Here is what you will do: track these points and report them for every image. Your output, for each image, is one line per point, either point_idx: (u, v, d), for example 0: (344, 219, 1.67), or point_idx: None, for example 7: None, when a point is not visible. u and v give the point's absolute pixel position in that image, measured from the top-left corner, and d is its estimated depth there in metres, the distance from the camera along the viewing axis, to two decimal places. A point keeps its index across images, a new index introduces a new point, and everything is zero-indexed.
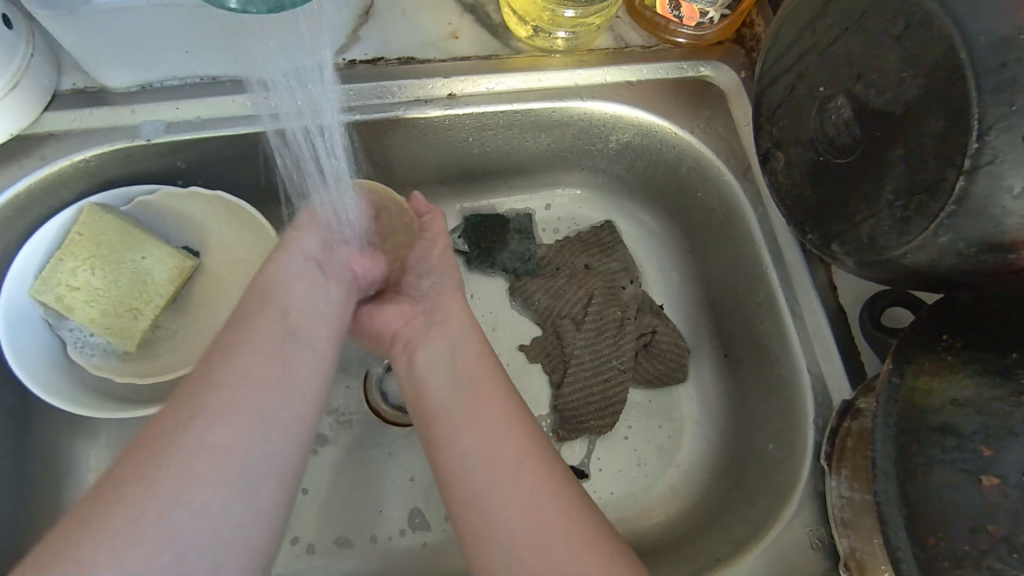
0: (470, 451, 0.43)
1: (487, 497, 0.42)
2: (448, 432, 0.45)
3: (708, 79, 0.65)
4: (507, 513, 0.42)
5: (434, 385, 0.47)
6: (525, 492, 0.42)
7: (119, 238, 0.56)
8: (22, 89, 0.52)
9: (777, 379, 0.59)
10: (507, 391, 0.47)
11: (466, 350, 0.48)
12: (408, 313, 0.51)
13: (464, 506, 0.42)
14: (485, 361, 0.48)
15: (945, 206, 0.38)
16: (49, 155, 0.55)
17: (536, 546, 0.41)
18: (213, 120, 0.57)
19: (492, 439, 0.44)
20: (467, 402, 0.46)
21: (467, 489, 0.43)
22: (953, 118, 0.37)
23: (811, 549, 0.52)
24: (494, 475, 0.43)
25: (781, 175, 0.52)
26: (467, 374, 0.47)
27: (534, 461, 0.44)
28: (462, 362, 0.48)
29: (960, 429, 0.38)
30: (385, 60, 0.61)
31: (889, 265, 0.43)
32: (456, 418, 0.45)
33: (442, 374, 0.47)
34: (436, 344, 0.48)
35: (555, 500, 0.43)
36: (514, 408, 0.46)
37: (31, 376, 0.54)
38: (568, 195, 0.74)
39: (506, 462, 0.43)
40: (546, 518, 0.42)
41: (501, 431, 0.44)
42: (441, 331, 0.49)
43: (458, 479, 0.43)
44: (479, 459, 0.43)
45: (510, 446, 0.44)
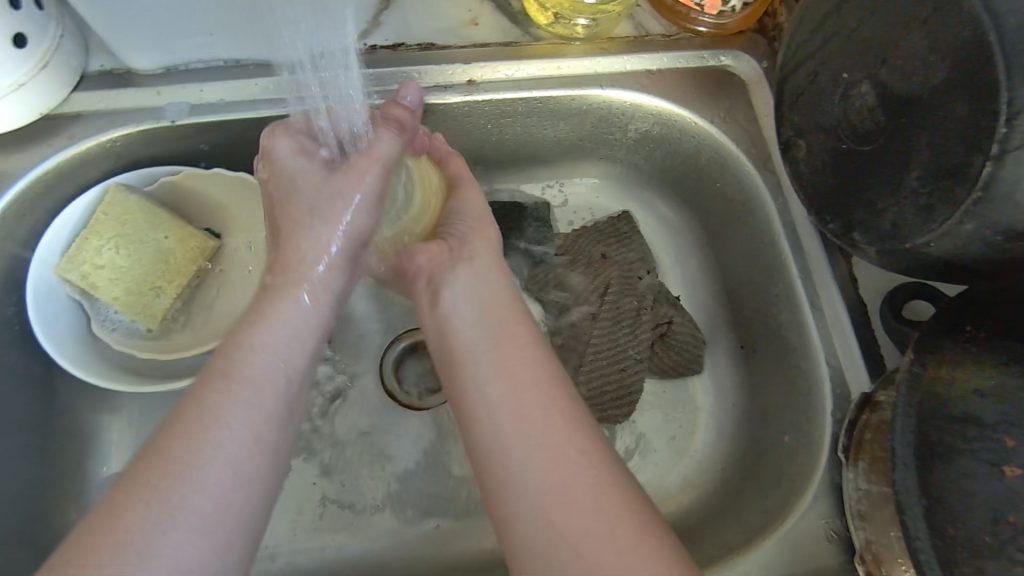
0: (497, 397, 0.43)
1: (512, 447, 0.42)
2: (472, 375, 0.45)
3: (729, 69, 0.64)
4: (530, 464, 0.41)
5: (460, 328, 0.47)
6: (555, 446, 0.41)
7: (142, 218, 0.58)
8: (51, 70, 0.53)
9: (793, 370, 0.59)
10: (533, 339, 0.46)
11: (491, 292, 0.49)
12: (434, 249, 0.51)
13: (489, 459, 0.42)
14: (513, 305, 0.48)
15: (970, 193, 0.38)
16: (77, 134, 0.57)
17: (560, 501, 0.39)
18: (236, 103, 0.58)
19: (522, 387, 0.43)
20: (492, 347, 0.45)
21: (490, 436, 0.42)
22: (981, 102, 0.37)
23: (826, 542, 0.51)
24: (519, 424, 0.42)
25: (802, 163, 0.51)
26: (494, 319, 0.47)
27: (562, 411, 0.43)
28: (487, 305, 0.48)
29: (981, 418, 0.38)
30: (405, 46, 0.61)
31: (911, 254, 0.43)
32: (480, 362, 0.45)
33: (466, 315, 0.47)
34: (460, 283, 0.49)
35: (589, 458, 0.41)
36: (545, 358, 0.45)
37: (58, 350, 0.55)
38: (585, 185, 0.73)
39: (536, 413, 0.42)
40: (576, 478, 0.40)
41: (510, 354, 0.45)
42: (467, 269, 0.50)
43: (454, 348, 0.46)
44: (501, 407, 0.43)
45: (538, 397, 0.43)
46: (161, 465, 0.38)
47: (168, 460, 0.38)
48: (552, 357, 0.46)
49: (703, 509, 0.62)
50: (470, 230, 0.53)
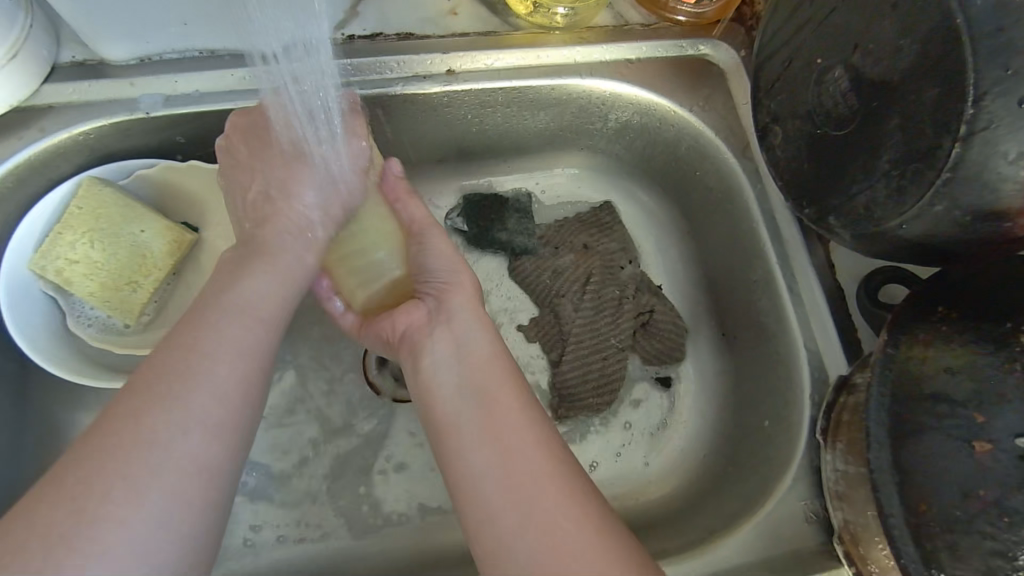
0: (485, 466, 0.43)
1: (503, 520, 0.41)
2: (460, 446, 0.44)
3: (707, 58, 0.65)
4: (522, 535, 0.40)
5: (444, 395, 0.47)
6: (546, 511, 0.41)
7: (118, 211, 0.57)
8: (21, 60, 0.52)
9: (773, 355, 0.60)
10: (521, 403, 0.46)
11: (474, 354, 0.48)
12: (417, 315, 0.50)
13: (481, 528, 0.42)
14: (499, 366, 0.48)
15: (939, 174, 0.38)
16: (49, 126, 0.56)
17: (555, 571, 0.39)
18: (212, 94, 0.57)
19: (511, 453, 0.43)
20: (479, 413, 0.45)
21: (480, 509, 0.42)
22: (949, 84, 0.38)
23: (805, 524, 0.52)
24: (511, 495, 0.42)
25: (779, 150, 0.51)
26: (477, 381, 0.47)
27: (553, 478, 0.42)
28: (472, 366, 0.48)
29: (952, 396, 0.38)
30: (383, 36, 0.61)
31: (885, 237, 0.43)
32: (467, 432, 0.45)
33: (450, 381, 0.47)
34: (442, 348, 0.48)
35: (584, 522, 0.41)
36: (534, 422, 0.45)
37: (33, 347, 0.55)
38: (567, 176, 0.74)
39: (526, 478, 0.42)
40: (571, 542, 0.40)
41: (499, 421, 0.45)
42: (448, 331, 0.49)
43: (441, 416, 0.46)
44: (491, 476, 0.43)
45: (528, 464, 0.43)
46: (109, 441, 0.39)
47: (116, 440, 0.39)
48: (541, 420, 0.46)
49: (685, 495, 0.62)
50: (453, 282, 0.52)
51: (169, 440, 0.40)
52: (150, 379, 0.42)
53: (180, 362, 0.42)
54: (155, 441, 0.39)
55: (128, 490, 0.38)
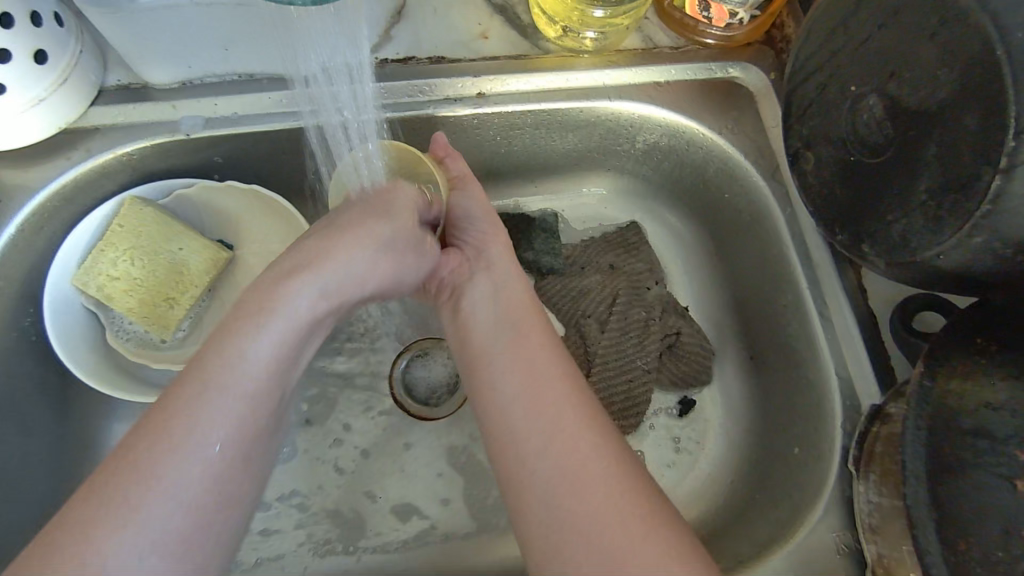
0: (513, 395, 0.45)
1: (530, 438, 0.44)
2: (492, 371, 0.47)
3: (736, 80, 0.65)
4: (547, 453, 0.43)
5: (480, 327, 0.50)
6: (567, 438, 0.43)
7: (157, 229, 0.58)
8: (70, 85, 0.54)
9: (802, 381, 0.59)
10: (550, 337, 0.49)
11: (509, 295, 0.51)
12: (454, 258, 0.53)
13: (505, 451, 0.44)
14: (531, 306, 0.51)
15: (978, 206, 0.38)
16: (94, 147, 0.58)
17: (575, 485, 0.41)
18: (250, 116, 0.59)
19: (537, 384, 0.45)
20: (512, 342, 0.48)
21: (509, 428, 0.45)
22: (989, 116, 0.37)
23: (837, 555, 0.51)
24: (536, 415, 0.44)
25: (811, 174, 0.51)
26: (510, 320, 0.49)
27: (578, 403, 0.45)
28: (506, 308, 0.50)
29: (993, 432, 0.38)
30: (415, 59, 0.62)
31: (920, 267, 0.43)
32: (500, 357, 0.47)
33: (486, 316, 0.50)
34: (480, 288, 0.52)
35: (601, 452, 0.43)
36: (560, 358, 0.47)
37: (74, 359, 0.56)
38: (594, 196, 0.74)
39: (550, 408, 0.44)
40: (588, 470, 0.42)
41: (527, 349, 0.47)
42: (487, 276, 0.52)
43: (474, 344, 0.49)
44: (521, 398, 0.45)
45: (555, 389, 0.45)
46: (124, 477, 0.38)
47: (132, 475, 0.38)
48: (566, 356, 0.48)
49: (711, 521, 0.61)
50: (486, 236, 0.54)
51: (187, 485, 0.39)
52: (155, 425, 0.40)
53: (189, 407, 0.40)
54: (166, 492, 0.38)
55: (140, 544, 0.37)
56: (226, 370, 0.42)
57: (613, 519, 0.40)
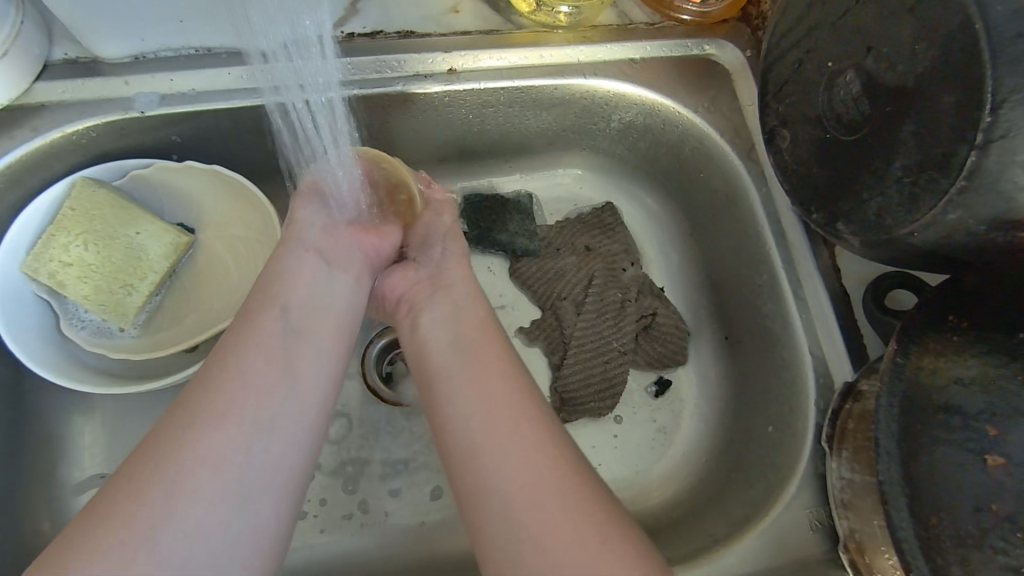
0: (470, 407, 0.43)
1: (484, 453, 0.41)
2: (446, 390, 0.44)
3: (712, 58, 0.64)
4: (501, 465, 0.40)
5: (435, 346, 0.47)
6: (521, 452, 0.41)
7: (113, 213, 0.56)
8: (12, 58, 0.51)
9: (777, 361, 0.59)
10: (506, 353, 0.46)
11: (467, 313, 0.49)
12: (415, 278, 0.53)
13: (458, 467, 0.41)
14: (485, 323, 0.48)
15: (955, 181, 0.37)
16: (41, 126, 0.54)
17: (530, 499, 0.39)
18: (209, 92, 0.56)
19: (496, 399, 0.43)
20: (467, 360, 0.45)
21: (462, 445, 0.42)
22: (965, 92, 0.37)
23: (810, 531, 0.52)
24: (491, 429, 0.41)
25: (787, 153, 0.51)
26: (468, 337, 0.47)
27: (533, 418, 0.42)
28: (464, 326, 0.47)
29: (965, 409, 0.38)
30: (383, 34, 0.60)
31: (896, 244, 0.43)
32: (455, 375, 0.44)
33: (442, 335, 0.47)
34: (439, 309, 0.49)
35: (553, 465, 0.40)
36: (516, 373, 0.45)
37: (26, 352, 0.54)
38: (569, 176, 0.73)
39: (505, 421, 0.42)
40: (541, 484, 0.39)
41: (480, 364, 0.45)
42: (445, 295, 0.50)
43: (427, 361, 0.46)
44: (476, 415, 0.42)
45: (509, 403, 0.43)
46: (184, 448, 0.38)
47: (192, 446, 0.38)
48: (521, 370, 0.45)
49: (687, 500, 0.62)
50: (446, 255, 0.54)
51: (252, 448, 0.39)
52: (193, 402, 0.40)
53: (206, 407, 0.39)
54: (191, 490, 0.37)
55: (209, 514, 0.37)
56: (260, 353, 0.42)
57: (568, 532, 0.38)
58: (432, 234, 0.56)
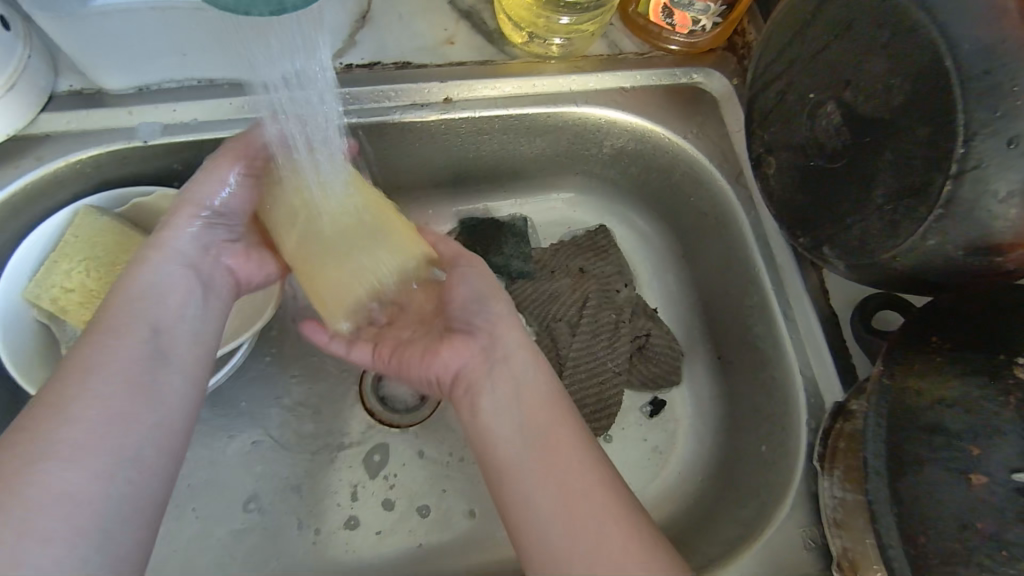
0: (548, 508, 0.43)
1: (570, 559, 0.42)
2: (521, 488, 0.45)
3: (699, 86, 0.66)
4: (592, 573, 0.41)
5: (501, 435, 0.47)
6: (609, 552, 0.42)
7: (113, 240, 0.56)
8: (18, 91, 0.52)
9: (768, 381, 0.60)
10: (579, 440, 0.46)
11: (531, 393, 0.49)
12: (466, 350, 0.52)
13: (547, 574, 0.42)
14: (552, 404, 0.48)
15: (932, 208, 0.39)
16: (44, 155, 0.55)
17: None
18: (210, 122, 0.58)
19: (576, 498, 0.44)
20: (540, 453, 0.46)
21: (545, 550, 0.43)
22: (939, 124, 0.38)
23: (804, 550, 0.52)
24: (574, 533, 0.43)
25: (773, 179, 0.52)
26: (537, 422, 0.47)
27: (615, 517, 0.43)
28: (530, 409, 0.48)
29: (950, 428, 0.39)
30: (381, 65, 0.62)
31: (878, 267, 0.44)
32: (529, 474, 0.45)
33: (510, 423, 0.47)
34: (500, 389, 0.49)
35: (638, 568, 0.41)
36: (593, 463, 0.45)
37: (25, 376, 0.54)
38: (563, 200, 0.74)
39: (586, 522, 0.43)
40: None
41: (554, 458, 0.45)
42: (503, 372, 0.50)
43: (495, 453, 0.47)
44: (556, 516, 0.43)
45: (589, 501, 0.43)
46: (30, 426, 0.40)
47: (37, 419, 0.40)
48: (596, 456, 0.46)
49: (682, 521, 0.62)
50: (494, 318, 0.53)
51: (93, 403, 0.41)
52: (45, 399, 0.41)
53: (59, 399, 0.41)
54: (51, 473, 0.38)
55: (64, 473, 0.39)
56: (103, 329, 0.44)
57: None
58: (476, 292, 0.55)
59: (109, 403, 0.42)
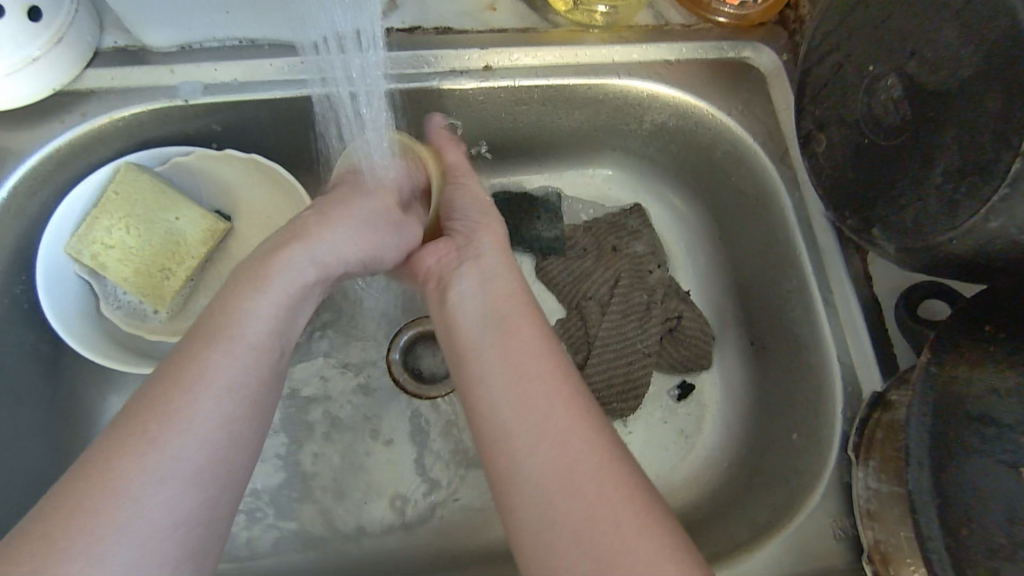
0: (502, 390, 0.42)
1: (520, 434, 0.41)
2: (480, 366, 0.44)
3: (748, 61, 0.64)
4: (537, 452, 0.40)
5: (466, 319, 0.46)
6: (558, 431, 0.40)
7: (154, 198, 0.57)
8: (65, 45, 0.52)
9: (805, 367, 0.58)
10: (540, 331, 0.46)
11: (500, 285, 0.48)
12: (444, 249, 0.51)
13: (493, 450, 0.41)
14: (518, 299, 0.47)
15: (996, 189, 0.37)
16: (89, 111, 0.56)
17: (565, 485, 0.38)
18: (250, 83, 0.58)
19: (528, 381, 0.42)
20: (500, 338, 0.45)
21: (498, 426, 0.41)
22: (1010, 100, 0.36)
23: (833, 540, 0.51)
24: (524, 414, 0.41)
25: (822, 158, 0.50)
26: (499, 312, 0.46)
27: (566, 400, 0.42)
28: (496, 299, 0.47)
29: (999, 420, 0.37)
30: (421, 30, 0.61)
31: (930, 252, 0.42)
32: (487, 354, 0.44)
33: (475, 309, 0.47)
34: (468, 281, 0.48)
35: (591, 455, 0.40)
36: (550, 351, 0.44)
37: (66, 329, 0.56)
38: (600, 176, 0.73)
39: (538, 405, 0.41)
40: (579, 460, 0.39)
41: (512, 343, 0.44)
42: (473, 266, 0.49)
43: (458, 333, 0.46)
44: (509, 397, 0.42)
45: (541, 385, 0.42)
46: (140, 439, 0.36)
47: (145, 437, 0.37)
48: (556, 347, 0.45)
49: (705, 506, 0.61)
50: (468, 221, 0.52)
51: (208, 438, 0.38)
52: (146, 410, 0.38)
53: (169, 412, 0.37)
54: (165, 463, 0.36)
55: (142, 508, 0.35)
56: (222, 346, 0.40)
57: (607, 516, 0.37)
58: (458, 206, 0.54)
59: (252, 375, 0.40)
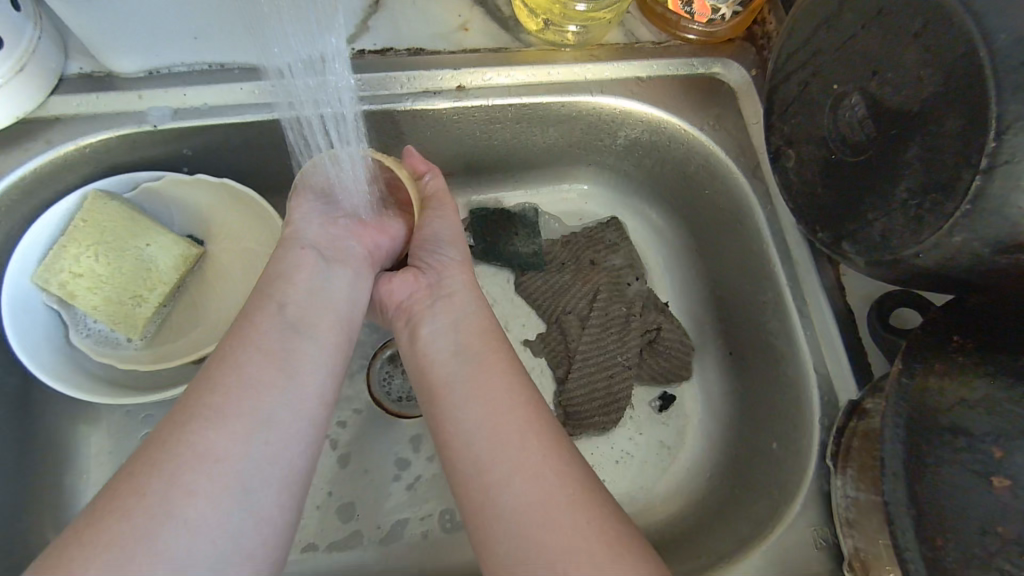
0: (475, 426, 0.42)
1: (492, 470, 0.41)
2: (451, 404, 0.44)
3: (718, 77, 0.65)
4: (510, 486, 0.40)
5: (438, 358, 0.46)
6: (531, 465, 0.40)
7: (124, 225, 0.56)
8: (28, 73, 0.51)
9: (782, 377, 0.59)
10: (511, 366, 0.46)
11: (470, 324, 0.48)
12: (414, 284, 0.51)
13: (466, 484, 0.41)
14: (489, 335, 0.47)
15: (959, 205, 0.38)
16: (55, 138, 0.55)
17: (538, 520, 0.38)
18: (221, 106, 0.57)
19: (500, 416, 0.42)
20: (471, 374, 0.45)
21: (470, 462, 0.41)
22: (970, 118, 0.37)
23: (815, 549, 0.52)
24: (497, 449, 0.41)
25: (792, 173, 0.51)
26: (472, 348, 0.46)
27: (538, 435, 0.42)
28: (467, 336, 0.47)
29: (971, 430, 0.38)
30: (394, 51, 0.61)
31: (898, 265, 0.43)
32: (459, 390, 0.44)
33: (446, 347, 0.47)
34: (440, 318, 0.48)
35: (564, 488, 0.40)
36: (521, 385, 0.45)
37: (35, 361, 0.54)
38: (576, 190, 0.73)
39: (511, 439, 0.41)
40: (551, 494, 0.39)
41: (482, 378, 0.44)
42: (446, 305, 0.49)
43: (428, 372, 0.46)
44: (481, 432, 0.42)
45: (513, 419, 0.42)
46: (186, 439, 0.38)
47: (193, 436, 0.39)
48: (527, 382, 0.45)
49: (689, 519, 0.61)
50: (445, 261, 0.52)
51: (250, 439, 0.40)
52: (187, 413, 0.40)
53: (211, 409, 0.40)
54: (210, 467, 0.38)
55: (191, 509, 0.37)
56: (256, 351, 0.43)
57: (581, 550, 0.37)
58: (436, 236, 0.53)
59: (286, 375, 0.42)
